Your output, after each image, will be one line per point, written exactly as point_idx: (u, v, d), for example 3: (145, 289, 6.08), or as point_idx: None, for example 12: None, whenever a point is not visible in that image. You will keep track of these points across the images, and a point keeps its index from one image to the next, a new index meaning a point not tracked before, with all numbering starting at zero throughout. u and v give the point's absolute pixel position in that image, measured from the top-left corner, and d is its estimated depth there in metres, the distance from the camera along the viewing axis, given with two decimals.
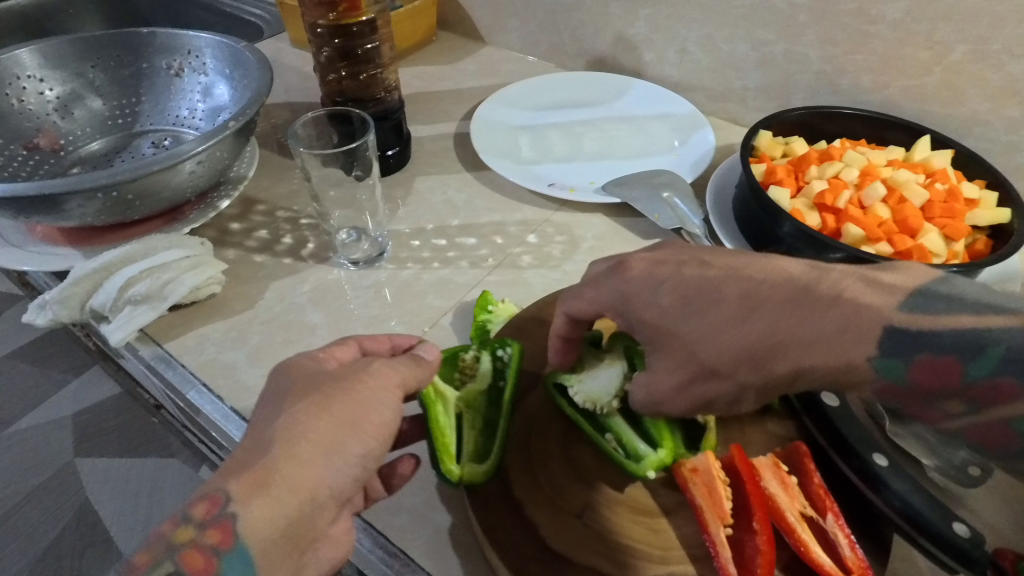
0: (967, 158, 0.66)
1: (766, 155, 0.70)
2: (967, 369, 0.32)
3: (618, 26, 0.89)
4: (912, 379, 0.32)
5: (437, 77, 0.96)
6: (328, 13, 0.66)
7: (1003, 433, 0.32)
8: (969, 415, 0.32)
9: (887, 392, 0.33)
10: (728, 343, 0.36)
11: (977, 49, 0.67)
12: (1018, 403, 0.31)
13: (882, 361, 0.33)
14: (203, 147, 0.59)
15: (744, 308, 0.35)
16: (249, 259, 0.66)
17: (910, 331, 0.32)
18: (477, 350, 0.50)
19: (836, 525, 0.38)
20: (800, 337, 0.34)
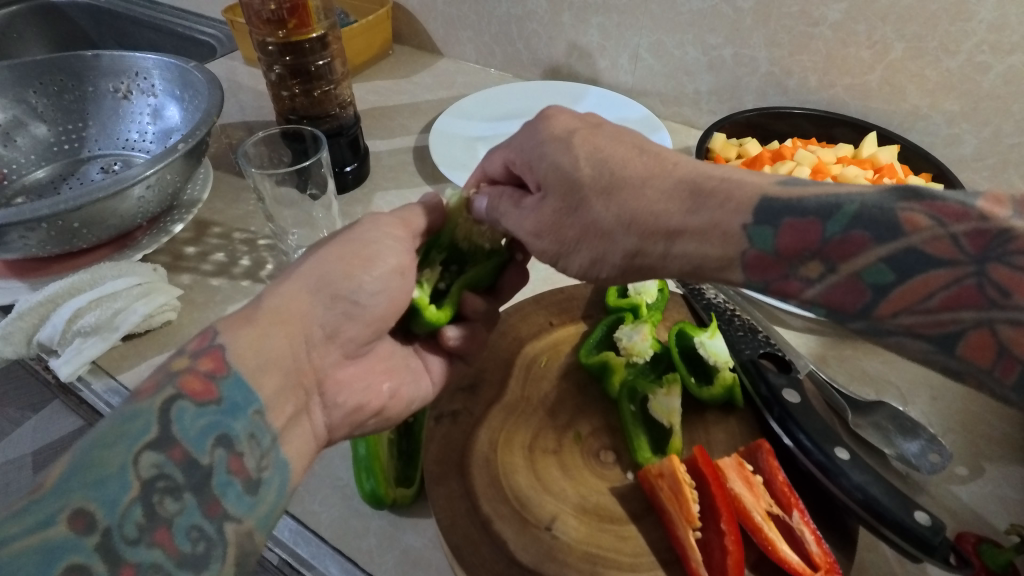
0: (911, 152, 0.68)
1: (720, 156, 0.71)
2: (826, 228, 0.35)
3: (571, 35, 0.90)
4: (778, 245, 0.36)
5: (394, 92, 0.95)
6: (277, 31, 0.65)
7: (858, 293, 0.35)
8: (825, 278, 0.35)
9: (752, 262, 0.37)
10: (617, 197, 0.39)
11: (914, 47, 0.69)
12: (865, 253, 0.34)
13: (754, 229, 0.37)
14: (151, 170, 0.57)
15: (645, 174, 0.39)
16: (205, 283, 0.64)
17: (782, 203, 0.36)
18: None
19: (802, 522, 0.39)
20: (677, 209, 0.38)
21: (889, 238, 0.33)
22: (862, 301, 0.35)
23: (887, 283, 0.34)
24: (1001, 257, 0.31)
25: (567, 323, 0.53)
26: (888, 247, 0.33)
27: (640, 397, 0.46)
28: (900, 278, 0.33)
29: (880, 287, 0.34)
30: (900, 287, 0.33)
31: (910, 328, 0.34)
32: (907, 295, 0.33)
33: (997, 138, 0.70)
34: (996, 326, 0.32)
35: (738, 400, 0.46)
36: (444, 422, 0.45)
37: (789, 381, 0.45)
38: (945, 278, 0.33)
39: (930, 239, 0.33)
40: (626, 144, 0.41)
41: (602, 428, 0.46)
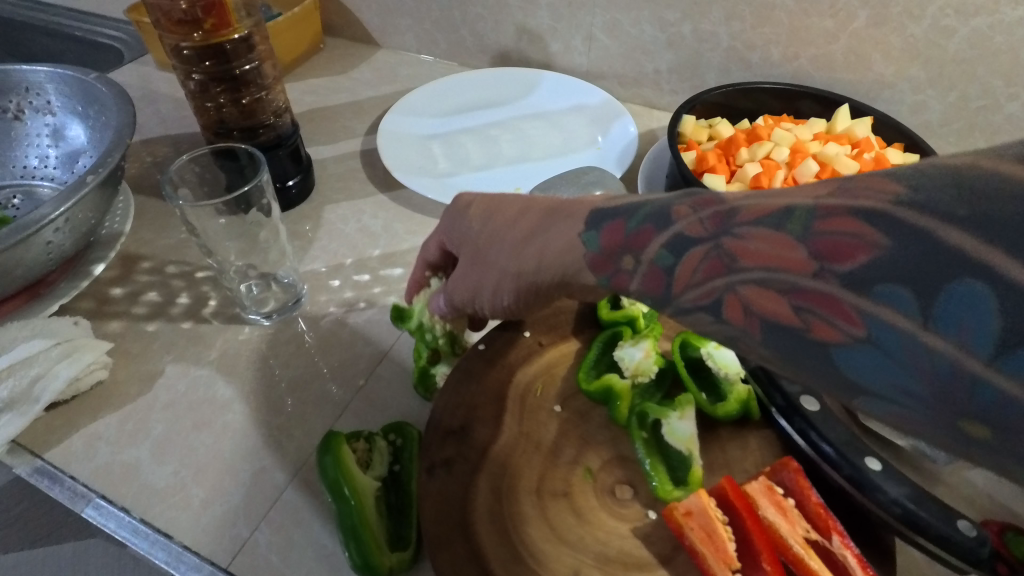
0: (884, 123, 0.66)
1: (693, 140, 0.67)
2: (625, 227, 0.30)
3: (519, 17, 0.84)
4: (600, 243, 0.31)
5: (331, 90, 0.87)
6: (192, 33, 0.57)
7: (658, 280, 0.29)
8: (637, 271, 0.29)
9: (589, 269, 0.32)
10: (498, 238, 0.39)
11: (878, 13, 0.67)
12: (652, 244, 0.29)
13: (586, 236, 0.32)
14: (59, 210, 0.49)
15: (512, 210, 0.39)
16: (139, 330, 0.56)
17: (607, 209, 0.32)
18: (368, 436, 0.46)
19: (843, 546, 0.36)
20: (530, 237, 0.36)
21: (663, 223, 0.28)
22: (665, 290, 0.28)
23: (670, 271, 0.28)
24: (733, 229, 0.26)
25: (559, 342, 0.48)
26: (668, 234, 0.28)
27: (652, 421, 0.42)
28: (679, 260, 0.28)
29: (670, 272, 0.28)
30: (681, 270, 0.28)
31: (694, 305, 0.27)
32: (683, 273, 0.27)
33: (962, 103, 0.69)
34: (739, 288, 0.26)
35: (754, 412, 0.43)
36: (439, 472, 0.40)
37: (806, 388, 0.42)
38: (698, 253, 0.27)
39: (690, 223, 0.27)
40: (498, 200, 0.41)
41: (614, 459, 0.42)
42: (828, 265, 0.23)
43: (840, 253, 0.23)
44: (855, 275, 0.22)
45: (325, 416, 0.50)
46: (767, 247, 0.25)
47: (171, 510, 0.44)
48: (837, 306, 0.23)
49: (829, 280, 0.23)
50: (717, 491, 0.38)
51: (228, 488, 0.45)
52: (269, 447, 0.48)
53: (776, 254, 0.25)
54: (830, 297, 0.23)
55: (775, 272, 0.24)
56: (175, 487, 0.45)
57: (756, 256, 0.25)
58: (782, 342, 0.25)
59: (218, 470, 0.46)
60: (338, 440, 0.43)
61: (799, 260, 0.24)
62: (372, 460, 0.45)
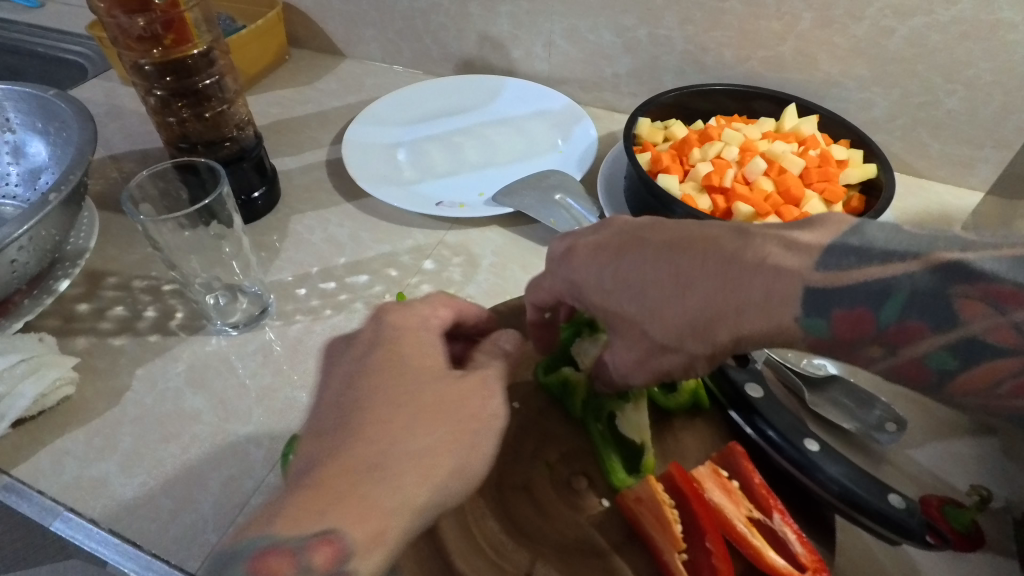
0: (831, 120, 0.69)
1: (648, 142, 0.69)
2: (877, 316, 0.30)
3: (480, 25, 0.86)
4: (833, 332, 0.31)
5: (297, 101, 0.88)
6: (151, 50, 0.58)
7: (922, 375, 0.30)
8: (888, 359, 0.31)
9: (810, 347, 0.32)
10: (656, 326, 0.35)
11: (823, 15, 0.69)
12: (925, 341, 0.29)
13: (805, 320, 0.31)
14: (21, 229, 0.50)
15: (674, 287, 0.34)
16: (106, 345, 0.56)
17: (827, 289, 0.31)
18: None
19: (784, 524, 0.38)
20: (699, 311, 0.34)
21: (945, 325, 0.28)
22: (926, 383, 0.30)
23: (832, 334, 0.31)
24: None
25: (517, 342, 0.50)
26: (951, 337, 0.29)
27: (606, 413, 0.44)
28: (966, 367, 0.29)
29: (946, 373, 0.29)
30: (966, 373, 0.29)
31: (901, 363, 0.30)
32: (971, 382, 0.29)
33: (905, 100, 0.72)
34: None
35: (705, 402, 0.45)
36: None
37: (751, 376, 0.44)
38: (1008, 367, 0.28)
39: (992, 327, 0.28)
40: (622, 276, 0.36)
41: (571, 451, 0.44)
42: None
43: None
44: None
45: (292, 424, 0.51)
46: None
47: (140, 521, 0.45)
48: None
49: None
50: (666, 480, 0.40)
51: (197, 497, 0.46)
52: (238, 456, 0.49)
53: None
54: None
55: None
56: (143, 499, 0.46)
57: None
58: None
59: (186, 480, 0.47)
60: (300, 445, 0.44)
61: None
62: None
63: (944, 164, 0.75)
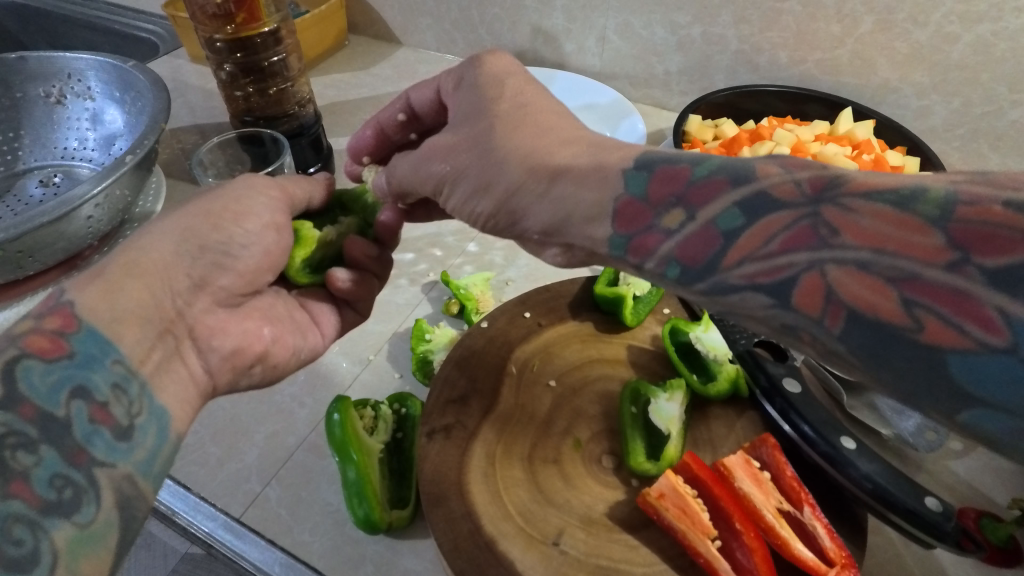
0: (886, 125, 0.67)
1: (697, 139, 0.69)
2: (691, 174, 0.31)
3: (534, 18, 0.87)
4: (647, 190, 0.32)
5: (353, 85, 0.91)
6: (225, 27, 0.60)
7: (709, 243, 0.30)
8: (684, 227, 0.31)
9: (615, 215, 0.33)
10: (490, 162, 0.36)
11: (884, 19, 0.68)
12: (720, 198, 0.30)
13: (630, 174, 0.33)
14: (97, 188, 0.53)
15: (527, 135, 0.36)
16: None
17: (661, 157, 0.33)
18: (375, 405, 0.49)
19: (814, 517, 0.38)
20: (535, 181, 0.35)
21: (741, 181, 0.30)
22: (715, 250, 0.30)
23: (645, 193, 0.32)
24: (835, 198, 0.27)
25: (556, 323, 0.51)
26: (743, 192, 0.30)
27: (642, 399, 0.44)
28: (751, 223, 0.29)
29: (731, 234, 0.29)
30: (748, 230, 0.29)
31: (749, 280, 0.29)
32: (751, 241, 0.29)
33: (966, 109, 0.70)
34: (825, 267, 0.27)
35: (743, 390, 0.46)
36: (437, 437, 0.43)
37: (787, 371, 0.44)
38: (784, 220, 0.28)
39: (778, 183, 0.29)
40: (535, 121, 0.37)
41: (602, 432, 0.44)
42: (970, 258, 0.23)
43: (988, 248, 0.23)
44: (1004, 271, 0.23)
45: (333, 386, 0.53)
46: (883, 228, 0.26)
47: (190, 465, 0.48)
48: (968, 306, 0.23)
49: (966, 276, 0.23)
50: (683, 467, 0.40)
51: (243, 447, 0.49)
52: (282, 413, 0.51)
53: (882, 235, 0.26)
54: (963, 296, 0.23)
55: (884, 256, 0.25)
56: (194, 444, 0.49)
57: (865, 234, 0.26)
58: (858, 335, 0.26)
59: (233, 430, 0.50)
60: (345, 405, 0.46)
61: (933, 247, 0.24)
62: (377, 427, 0.48)
63: None
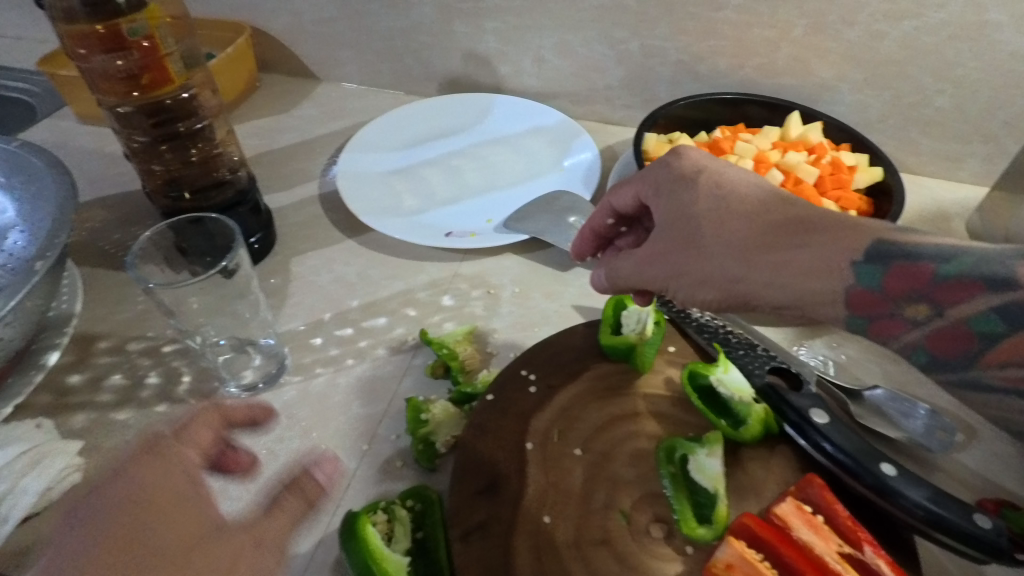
0: (832, 125, 0.69)
1: (657, 157, 0.68)
2: (935, 280, 0.36)
3: (465, 42, 0.83)
4: (884, 285, 0.37)
5: (276, 131, 0.84)
6: (130, 91, 0.53)
7: (956, 345, 0.36)
8: (932, 322, 0.37)
9: (850, 304, 0.38)
10: (725, 238, 0.41)
11: (816, 22, 0.70)
12: (976, 300, 0.35)
13: (861, 268, 0.38)
14: (8, 306, 0.45)
15: (748, 218, 0.41)
16: (108, 420, 0.52)
17: (894, 247, 0.37)
18: (388, 509, 0.44)
19: (877, 556, 0.38)
20: (778, 248, 0.40)
21: (1000, 289, 0.34)
22: (970, 350, 0.36)
23: (882, 286, 0.37)
24: None
25: (566, 383, 0.48)
26: (997, 299, 0.35)
27: (679, 456, 0.43)
28: (1010, 331, 0.34)
29: (991, 337, 0.35)
30: (1010, 337, 0.34)
31: (1003, 379, 0.35)
32: (1009, 348, 0.35)
33: (897, 100, 0.73)
34: None
35: (774, 427, 0.44)
36: (473, 538, 0.39)
37: (814, 401, 0.43)
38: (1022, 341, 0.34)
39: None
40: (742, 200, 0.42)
41: (643, 497, 0.42)
42: None
43: None
44: None
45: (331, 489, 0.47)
46: None
47: None
48: None
49: None
50: (743, 529, 0.38)
51: None
52: None
53: None
54: None
55: None
56: None
57: None
58: None
59: None
60: (359, 520, 0.41)
61: None
62: (395, 533, 0.43)
63: (934, 160, 0.77)
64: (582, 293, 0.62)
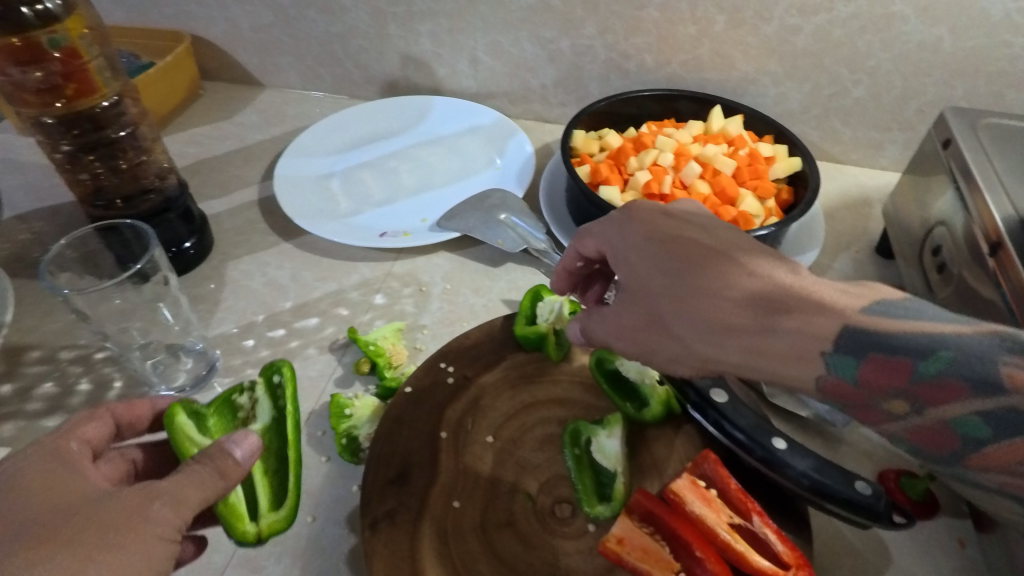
0: (753, 118, 0.71)
1: (585, 153, 0.70)
2: (911, 372, 0.31)
3: (401, 46, 0.85)
4: (859, 377, 0.32)
5: (216, 138, 0.84)
6: (53, 103, 0.53)
7: (941, 441, 0.31)
8: (912, 418, 0.31)
9: (825, 391, 0.33)
10: (685, 317, 0.37)
11: (734, 18, 0.72)
12: (959, 403, 0.30)
13: (833, 359, 0.32)
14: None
15: (719, 289, 0.36)
16: (36, 429, 0.52)
17: (869, 333, 0.32)
18: (251, 391, 0.51)
19: (764, 525, 0.40)
20: (747, 327, 0.35)
21: (984, 390, 0.29)
22: (950, 450, 0.31)
23: (857, 378, 0.32)
24: None
25: (481, 374, 0.49)
26: (984, 404, 0.29)
27: (584, 439, 0.45)
28: (993, 435, 0.29)
29: (971, 439, 0.30)
30: (992, 443, 0.29)
31: (992, 477, 0.31)
32: (993, 452, 0.30)
33: (816, 91, 0.76)
34: None
35: (676, 408, 0.46)
36: (382, 526, 0.40)
37: (714, 381, 0.45)
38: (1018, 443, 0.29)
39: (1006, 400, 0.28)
40: (703, 258, 0.38)
41: (549, 480, 0.43)
42: None
43: None
44: None
45: None
46: None
47: None
48: None
49: None
50: (636, 505, 0.40)
51: None
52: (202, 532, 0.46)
53: None
54: None
55: None
56: None
57: None
58: None
59: None
60: (237, 516, 0.43)
61: None
62: (256, 407, 0.50)
63: (855, 148, 0.80)
64: (511, 288, 0.64)
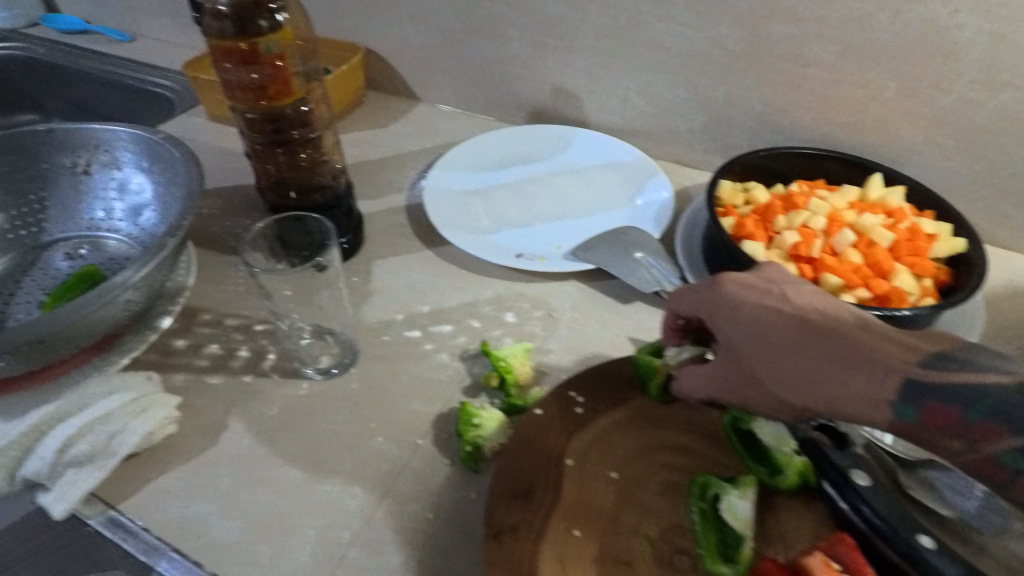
0: (916, 191, 0.68)
1: (729, 204, 0.70)
2: (962, 416, 0.35)
3: (556, 77, 0.89)
4: (922, 420, 0.36)
5: (373, 144, 0.92)
6: (258, 101, 0.60)
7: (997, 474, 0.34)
8: (966, 454, 0.35)
9: (896, 433, 0.37)
10: (774, 371, 0.42)
11: (908, 86, 0.70)
12: (1003, 441, 0.33)
13: (899, 407, 0.37)
14: (138, 274, 0.53)
15: (798, 349, 0.40)
16: (202, 383, 0.59)
17: (929, 385, 0.36)
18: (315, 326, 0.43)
19: None
20: (827, 381, 0.39)
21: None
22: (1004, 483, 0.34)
23: (918, 421, 0.36)
24: None
25: (609, 409, 0.50)
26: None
27: (712, 495, 0.44)
28: None
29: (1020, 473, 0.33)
30: None
31: None
32: None
33: (989, 171, 0.72)
34: None
35: (810, 481, 0.45)
36: (505, 539, 0.42)
37: (855, 462, 0.43)
38: None
39: None
40: (779, 312, 0.42)
41: (670, 529, 0.43)
42: None
43: None
44: None
45: (383, 474, 0.52)
46: None
47: (240, 566, 0.46)
48: None
49: None
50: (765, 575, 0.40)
51: (294, 544, 0.47)
52: (333, 506, 0.49)
53: None
54: None
55: None
56: (244, 543, 0.47)
57: None
58: None
59: (283, 525, 0.48)
60: None
61: None
62: None
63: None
64: (638, 327, 0.64)
